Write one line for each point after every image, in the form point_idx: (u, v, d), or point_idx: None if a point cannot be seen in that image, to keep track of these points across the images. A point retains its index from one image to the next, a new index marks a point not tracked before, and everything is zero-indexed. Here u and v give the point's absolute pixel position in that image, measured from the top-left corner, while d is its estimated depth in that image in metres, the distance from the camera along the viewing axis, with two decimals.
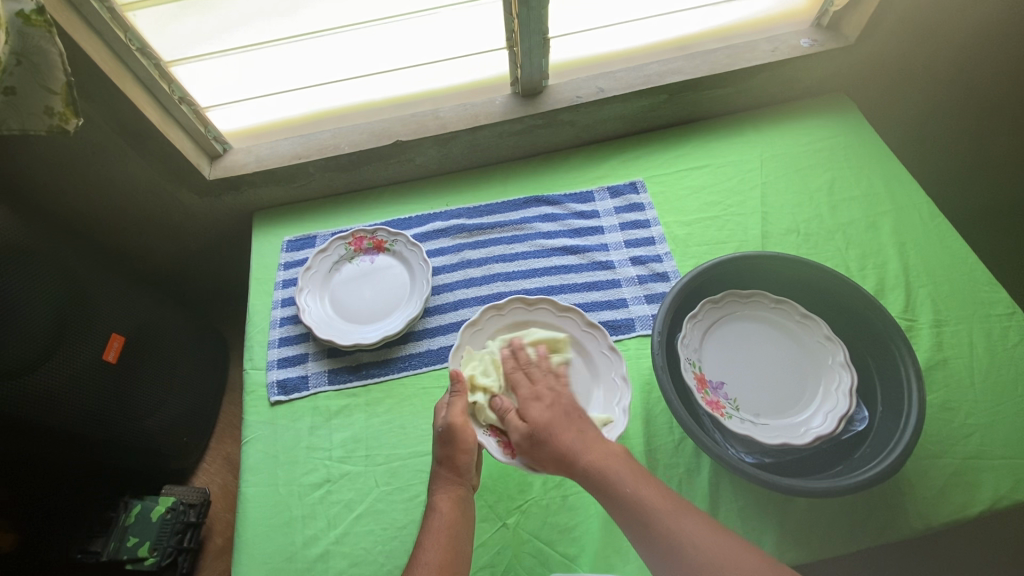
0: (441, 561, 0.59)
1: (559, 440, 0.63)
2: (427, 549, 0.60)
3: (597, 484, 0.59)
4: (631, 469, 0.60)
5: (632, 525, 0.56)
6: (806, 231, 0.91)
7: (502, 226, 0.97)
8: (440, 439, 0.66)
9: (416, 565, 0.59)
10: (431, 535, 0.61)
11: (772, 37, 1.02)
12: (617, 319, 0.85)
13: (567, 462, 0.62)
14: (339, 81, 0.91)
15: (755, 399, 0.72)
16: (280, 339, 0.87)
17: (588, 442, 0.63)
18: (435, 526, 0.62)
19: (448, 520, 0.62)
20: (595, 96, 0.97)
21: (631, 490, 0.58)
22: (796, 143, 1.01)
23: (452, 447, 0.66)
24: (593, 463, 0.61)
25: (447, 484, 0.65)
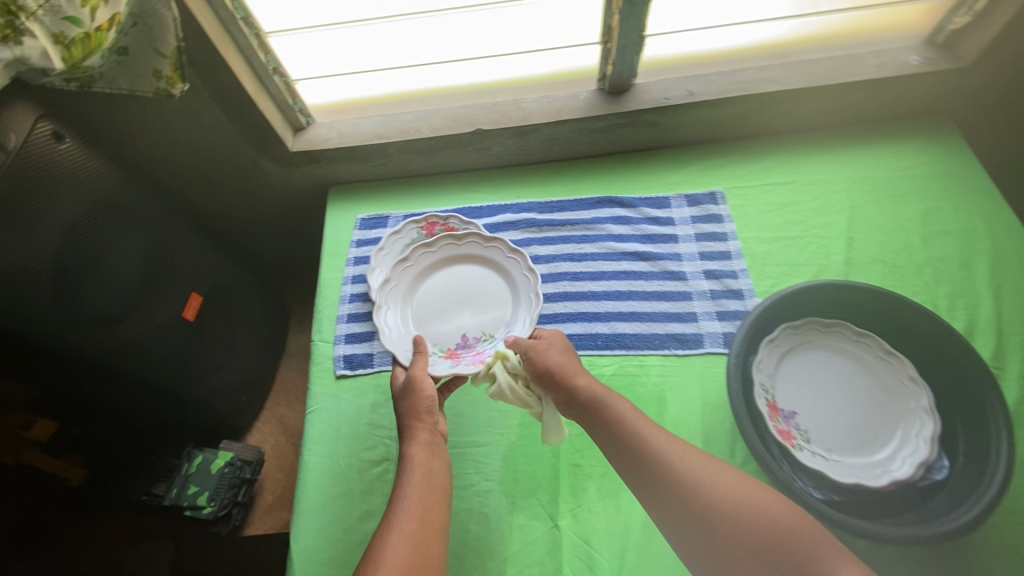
0: (421, 493, 0.64)
1: (549, 369, 0.69)
2: (407, 484, 0.65)
3: (593, 413, 0.65)
4: (631, 411, 0.64)
5: (626, 454, 0.61)
6: (894, 263, 0.88)
7: (573, 224, 0.96)
8: (402, 395, 0.72)
9: (399, 497, 0.63)
10: (407, 472, 0.66)
11: (878, 52, 0.96)
12: (685, 333, 0.84)
13: (563, 384, 0.67)
14: (430, 64, 0.91)
15: (828, 432, 0.70)
16: (348, 315, 0.89)
17: (578, 371, 0.69)
18: (409, 463, 0.67)
19: (422, 460, 0.67)
20: (684, 100, 0.94)
21: (625, 422, 0.63)
22: (889, 167, 0.96)
23: (413, 399, 0.71)
24: (582, 391, 0.66)
25: (411, 429, 0.70)
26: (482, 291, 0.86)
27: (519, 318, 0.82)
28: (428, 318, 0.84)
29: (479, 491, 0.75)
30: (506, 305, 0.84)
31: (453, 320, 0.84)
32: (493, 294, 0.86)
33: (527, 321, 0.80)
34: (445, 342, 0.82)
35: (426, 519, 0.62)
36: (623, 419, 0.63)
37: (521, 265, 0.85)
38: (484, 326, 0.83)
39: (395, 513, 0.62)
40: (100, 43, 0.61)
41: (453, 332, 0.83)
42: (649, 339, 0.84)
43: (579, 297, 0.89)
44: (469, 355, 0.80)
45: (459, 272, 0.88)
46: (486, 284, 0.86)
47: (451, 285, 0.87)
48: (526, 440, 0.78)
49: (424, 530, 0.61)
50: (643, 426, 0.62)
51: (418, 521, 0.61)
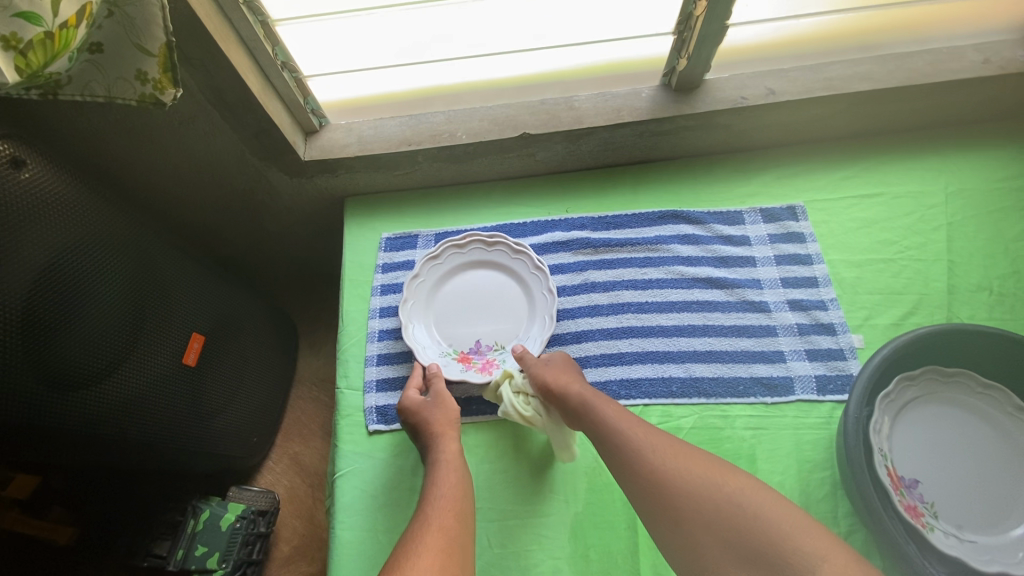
0: (456, 493, 0.58)
1: (541, 377, 0.67)
2: (437, 484, 0.59)
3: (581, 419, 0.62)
4: (618, 411, 0.62)
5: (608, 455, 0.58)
6: (1001, 290, 0.77)
7: (634, 244, 0.84)
8: (430, 406, 0.67)
9: (431, 495, 0.57)
10: (437, 474, 0.60)
11: (985, 43, 0.83)
12: (772, 376, 0.73)
13: (550, 390, 0.66)
14: (470, 57, 0.76)
15: (957, 505, 0.61)
16: (378, 357, 0.77)
17: (564, 376, 0.67)
18: (442, 466, 0.61)
19: (452, 463, 0.61)
20: (764, 99, 0.81)
21: (608, 421, 0.60)
22: (990, 178, 0.85)
23: (433, 408, 0.67)
24: (572, 395, 0.64)
25: (441, 437, 0.64)
26: (507, 299, 0.78)
27: (532, 336, 0.75)
28: (446, 316, 0.77)
29: (546, 571, 0.64)
30: (526, 321, 0.77)
31: (471, 323, 0.77)
32: (516, 306, 0.78)
33: (538, 343, 0.73)
34: (458, 344, 0.76)
35: (463, 517, 0.55)
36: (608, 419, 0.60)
37: (545, 281, 0.77)
38: (500, 336, 0.76)
39: (425, 510, 0.56)
40: (67, 44, 0.46)
41: (468, 337, 0.76)
42: (730, 384, 0.73)
43: (646, 333, 0.78)
44: (480, 362, 0.74)
45: (490, 273, 0.80)
46: (512, 294, 0.79)
47: (478, 287, 0.79)
48: (595, 508, 0.68)
49: (463, 525, 0.54)
50: (625, 423, 0.59)
51: (453, 514, 0.55)
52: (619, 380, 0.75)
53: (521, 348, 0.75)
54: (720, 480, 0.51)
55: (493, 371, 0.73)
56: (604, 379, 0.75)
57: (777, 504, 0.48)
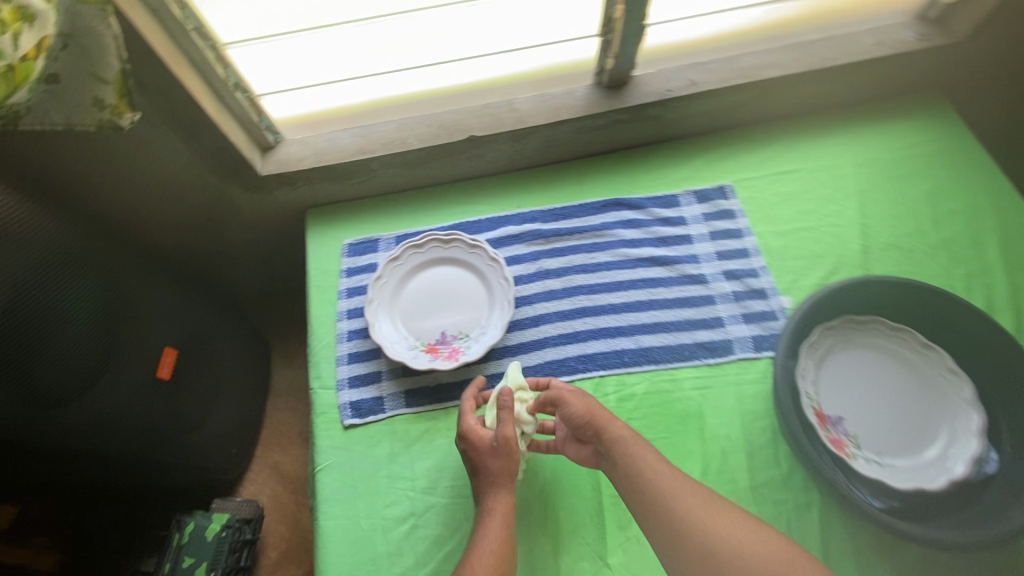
0: (502, 550, 0.60)
1: (584, 413, 0.66)
2: (486, 537, 0.61)
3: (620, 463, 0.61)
4: (654, 456, 0.61)
5: (635, 495, 0.59)
6: (909, 247, 0.86)
7: (581, 232, 0.90)
8: (492, 452, 0.66)
9: (478, 550, 0.60)
10: (487, 526, 0.62)
11: (878, 28, 0.93)
12: (714, 340, 0.80)
13: (594, 429, 0.65)
14: (412, 68, 0.81)
15: (876, 435, 0.68)
16: (348, 356, 0.81)
17: (609, 417, 0.65)
18: (493, 519, 0.63)
19: (503, 516, 0.63)
20: (687, 91, 0.89)
21: (646, 470, 0.59)
22: (894, 148, 0.94)
23: (489, 455, 0.66)
24: (615, 435, 0.63)
25: (495, 486, 0.65)
26: (468, 291, 0.83)
27: (493, 322, 0.80)
28: (412, 312, 0.81)
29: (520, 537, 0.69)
30: (487, 309, 0.82)
31: (436, 317, 0.81)
32: (476, 296, 0.83)
33: (500, 328, 0.78)
34: (424, 336, 0.80)
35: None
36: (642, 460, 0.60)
37: (501, 270, 0.82)
38: (464, 325, 0.81)
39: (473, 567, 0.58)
40: (25, 77, 0.50)
41: (434, 330, 0.80)
42: (677, 350, 0.80)
43: (599, 312, 0.84)
44: (446, 352, 0.78)
45: (450, 268, 0.84)
46: (471, 286, 0.83)
47: (439, 282, 0.83)
48: (562, 474, 0.73)
49: None
50: (660, 465, 0.60)
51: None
52: (576, 356, 0.80)
53: (485, 335, 0.79)
54: (725, 529, 0.54)
55: (460, 358, 0.77)
56: (563, 357, 0.80)
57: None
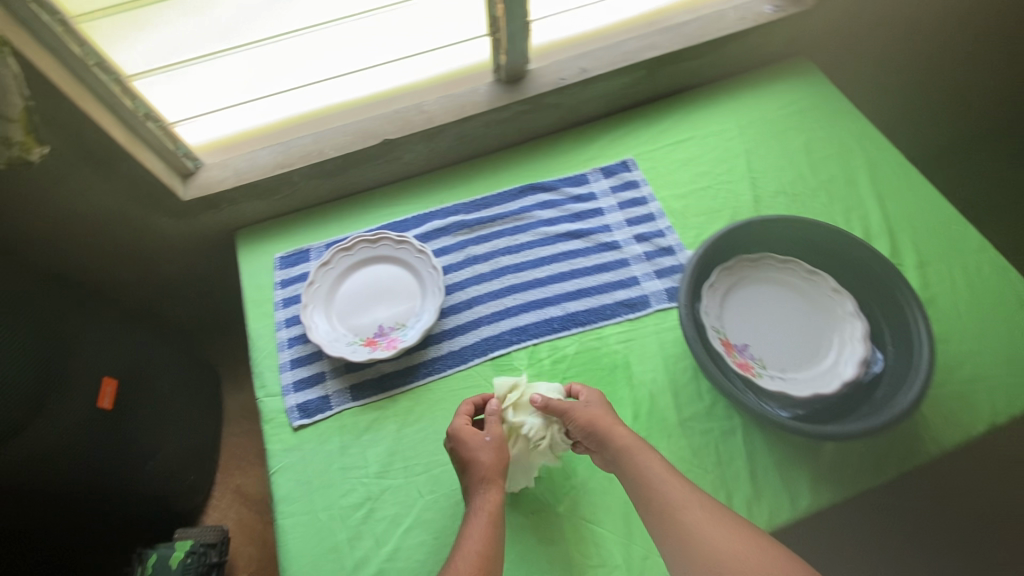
0: (483, 552, 0.60)
1: (586, 422, 0.68)
2: (469, 538, 0.62)
3: (632, 474, 0.63)
4: (665, 468, 0.63)
5: (652, 508, 0.61)
6: (794, 192, 0.96)
7: (502, 218, 0.95)
8: (482, 451, 0.67)
9: (461, 551, 0.60)
10: (469, 527, 0.63)
11: (740, 5, 1.04)
12: (632, 297, 0.87)
13: (598, 437, 0.67)
14: (318, 81, 0.87)
15: (779, 355, 0.75)
16: (291, 362, 0.83)
17: (617, 427, 0.67)
18: (477, 519, 0.63)
19: (488, 519, 0.63)
20: (579, 77, 0.97)
21: (657, 481, 0.62)
22: (770, 109, 1.05)
23: (479, 455, 0.67)
24: (618, 443, 0.66)
25: (481, 487, 0.65)
26: (400, 284, 0.86)
27: (426, 308, 0.84)
28: (347, 311, 0.84)
29: None
30: (419, 297, 0.85)
31: (371, 312, 0.84)
32: (408, 287, 0.86)
33: (433, 313, 0.82)
34: (362, 332, 0.83)
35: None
36: (660, 475, 0.62)
37: (428, 259, 0.86)
38: (399, 316, 0.84)
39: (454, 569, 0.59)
40: None
41: (371, 324, 0.83)
42: (600, 311, 0.86)
43: (527, 287, 0.89)
44: (384, 343, 0.81)
45: (380, 266, 0.88)
46: (402, 279, 0.87)
47: (371, 279, 0.86)
48: None
49: None
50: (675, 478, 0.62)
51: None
52: (510, 330, 0.85)
53: (420, 321, 0.83)
54: (742, 550, 0.56)
55: (397, 346, 0.81)
56: (497, 333, 0.85)
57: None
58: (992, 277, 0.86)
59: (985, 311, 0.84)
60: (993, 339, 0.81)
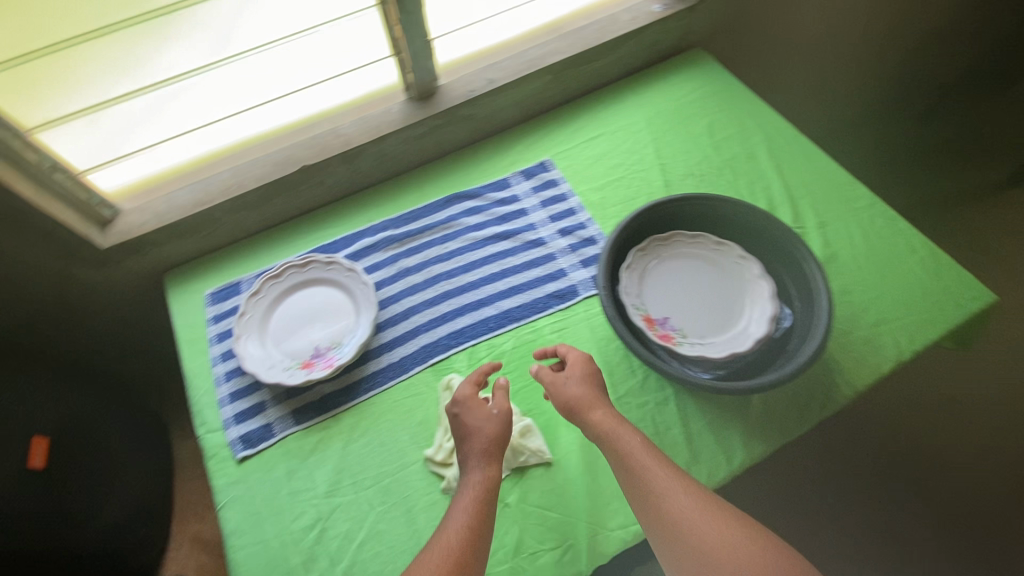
0: (473, 521, 0.63)
1: (578, 396, 0.72)
2: (460, 505, 0.64)
3: (614, 452, 0.67)
4: (645, 445, 0.67)
5: (634, 492, 0.65)
6: (702, 173, 1.02)
7: (430, 228, 0.98)
8: (486, 422, 0.70)
9: (452, 517, 0.63)
10: (461, 495, 0.65)
11: (630, 7, 1.12)
12: (561, 289, 0.91)
13: (584, 414, 0.71)
14: (229, 116, 0.89)
15: (698, 323, 0.79)
16: (230, 395, 0.83)
17: (604, 405, 0.71)
18: (470, 489, 0.65)
19: (482, 491, 0.65)
20: (487, 88, 1.01)
21: (636, 462, 0.66)
22: (672, 100, 1.12)
23: (483, 427, 0.70)
24: (596, 425, 0.70)
25: (481, 457, 0.68)
26: (333, 303, 0.87)
27: (361, 324, 0.85)
28: (281, 336, 0.85)
29: (425, 507, 0.73)
30: (353, 314, 0.86)
31: (306, 334, 0.85)
32: (341, 306, 0.87)
33: (367, 327, 0.83)
34: (298, 355, 0.83)
35: (473, 547, 0.61)
36: (638, 461, 0.65)
37: (359, 276, 0.88)
38: (335, 335, 0.85)
39: (444, 535, 0.62)
40: None
41: (307, 346, 0.84)
42: (533, 305, 0.89)
43: (460, 292, 0.91)
44: (321, 363, 0.82)
45: (312, 288, 0.89)
46: (335, 298, 0.88)
47: (304, 303, 0.87)
48: None
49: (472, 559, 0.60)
50: (654, 461, 0.66)
51: (468, 545, 0.61)
52: (448, 334, 0.86)
53: (355, 337, 0.84)
54: (711, 525, 0.61)
55: (334, 364, 0.82)
56: (435, 339, 0.86)
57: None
58: (885, 228, 0.94)
59: (881, 259, 0.91)
60: (891, 284, 0.88)
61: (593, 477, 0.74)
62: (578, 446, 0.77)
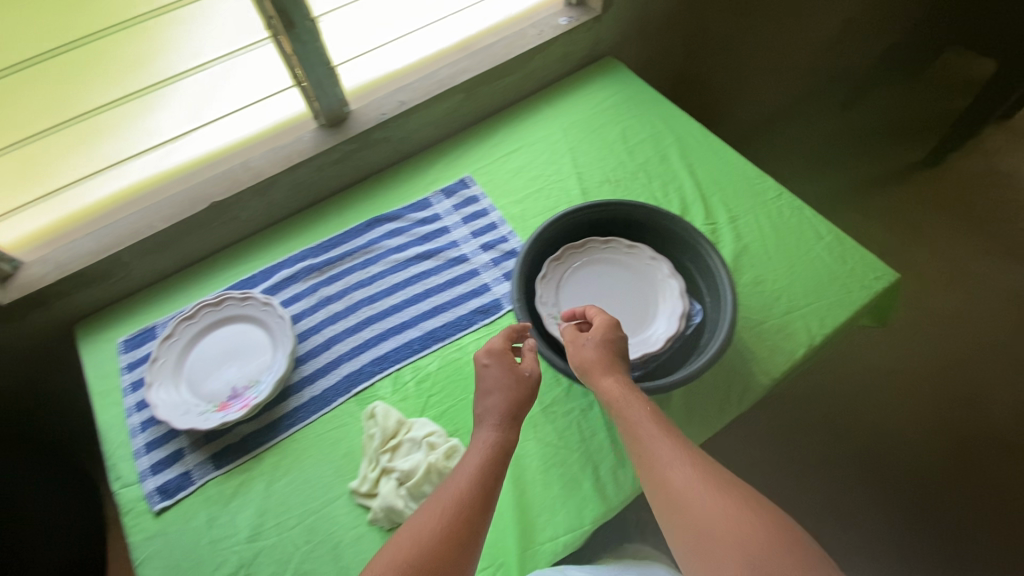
0: (475, 478, 0.62)
1: (592, 361, 0.71)
2: (465, 462, 0.64)
3: (625, 418, 0.67)
4: (653, 413, 0.67)
5: (643, 466, 0.63)
6: (616, 178, 1.04)
7: (351, 254, 0.97)
8: (512, 379, 0.70)
9: (454, 474, 0.63)
10: (468, 453, 0.65)
11: (537, 22, 1.14)
12: (485, 304, 0.90)
13: (595, 380, 0.70)
14: (142, 152, 0.87)
15: None
16: (145, 446, 0.79)
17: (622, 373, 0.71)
18: (477, 447, 0.65)
19: (490, 450, 0.65)
20: (398, 110, 1.01)
21: (641, 428, 0.65)
22: (587, 108, 1.15)
23: (509, 384, 0.70)
24: (607, 392, 0.69)
25: (498, 415, 0.68)
26: (250, 340, 0.85)
27: (279, 359, 0.83)
28: (197, 379, 0.82)
29: (351, 541, 0.72)
30: (272, 350, 0.85)
31: (223, 375, 0.82)
32: (259, 342, 0.85)
33: (285, 362, 0.82)
34: (215, 397, 0.81)
35: (472, 504, 0.60)
36: (644, 432, 0.64)
37: (275, 309, 0.86)
38: (252, 372, 0.83)
39: (448, 489, 0.62)
40: None
41: (224, 387, 0.81)
42: (457, 323, 0.88)
43: (383, 316, 0.90)
44: (239, 403, 0.80)
45: (228, 326, 0.86)
46: (253, 334, 0.86)
47: (220, 342, 0.85)
48: None
49: (468, 514, 0.59)
50: (659, 432, 0.64)
51: (470, 497, 0.60)
52: (371, 361, 0.85)
53: (274, 373, 0.82)
54: (711, 489, 0.59)
55: (251, 403, 0.80)
56: (359, 367, 0.85)
57: (800, 556, 0.53)
58: (792, 218, 0.97)
59: (790, 249, 0.94)
60: (800, 271, 0.91)
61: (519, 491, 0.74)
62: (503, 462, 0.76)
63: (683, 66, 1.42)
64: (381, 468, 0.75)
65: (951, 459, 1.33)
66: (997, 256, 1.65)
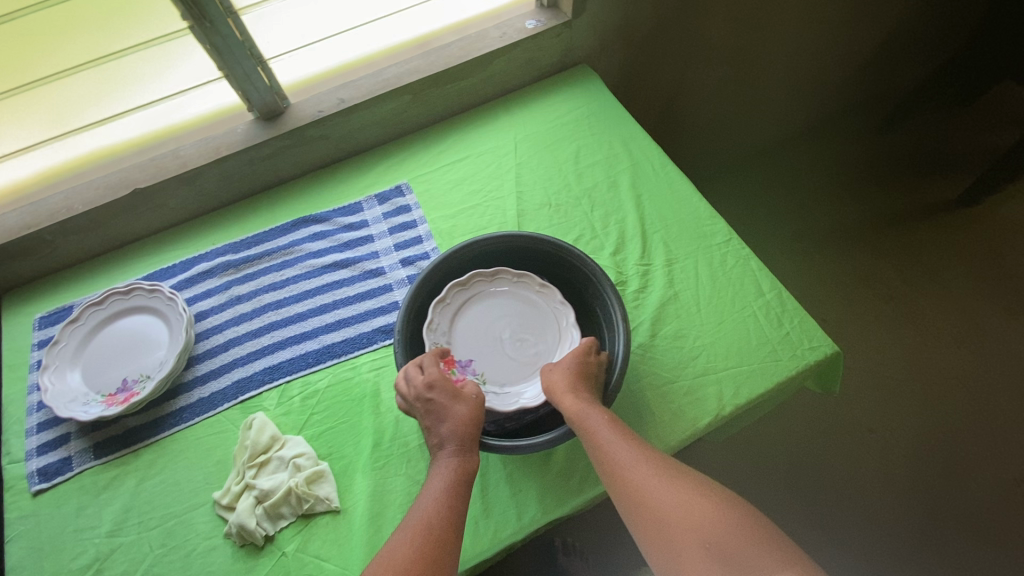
0: (444, 510, 0.61)
1: (557, 380, 0.70)
2: (426, 495, 0.63)
3: (585, 433, 0.65)
4: (613, 422, 0.66)
5: (608, 474, 0.63)
6: (558, 202, 0.98)
7: (270, 254, 0.95)
8: (459, 404, 0.68)
9: (416, 508, 0.62)
10: (430, 483, 0.64)
11: (502, 23, 1.07)
12: (389, 323, 0.87)
13: (557, 396, 0.69)
14: (52, 138, 0.87)
15: (500, 369, 0.77)
16: (37, 425, 0.82)
17: (583, 388, 0.69)
18: (437, 476, 0.64)
19: (451, 483, 0.63)
20: (336, 108, 0.98)
21: (602, 438, 0.65)
22: (547, 120, 1.07)
23: (454, 413, 0.67)
24: (566, 409, 0.67)
25: (457, 443, 0.66)
26: (151, 334, 0.86)
27: (171, 357, 0.83)
28: (93, 367, 0.83)
29: (202, 552, 0.72)
30: (168, 346, 0.85)
31: (117, 366, 0.83)
32: (159, 337, 0.86)
33: (175, 362, 0.82)
34: (105, 387, 0.82)
35: (439, 537, 0.59)
36: (604, 439, 0.64)
37: (177, 304, 0.86)
38: (145, 367, 0.83)
39: (416, 517, 0.61)
40: None
41: (115, 377, 0.83)
42: (356, 340, 0.86)
43: (287, 323, 0.89)
44: (123, 397, 0.80)
45: (134, 317, 0.87)
46: (155, 328, 0.86)
47: (122, 333, 0.86)
48: None
49: (438, 546, 0.59)
50: (620, 438, 0.65)
51: (441, 529, 0.60)
52: (263, 369, 0.84)
53: (162, 369, 0.82)
54: (674, 492, 0.60)
55: (134, 398, 0.80)
56: (250, 373, 0.84)
57: (763, 544, 0.55)
58: (737, 268, 0.89)
59: (726, 302, 0.86)
60: (732, 330, 0.83)
61: (374, 525, 0.71)
62: (363, 496, 0.74)
63: (675, 78, 1.32)
64: (244, 483, 0.74)
65: (910, 532, 1.22)
66: (1014, 316, 1.49)
